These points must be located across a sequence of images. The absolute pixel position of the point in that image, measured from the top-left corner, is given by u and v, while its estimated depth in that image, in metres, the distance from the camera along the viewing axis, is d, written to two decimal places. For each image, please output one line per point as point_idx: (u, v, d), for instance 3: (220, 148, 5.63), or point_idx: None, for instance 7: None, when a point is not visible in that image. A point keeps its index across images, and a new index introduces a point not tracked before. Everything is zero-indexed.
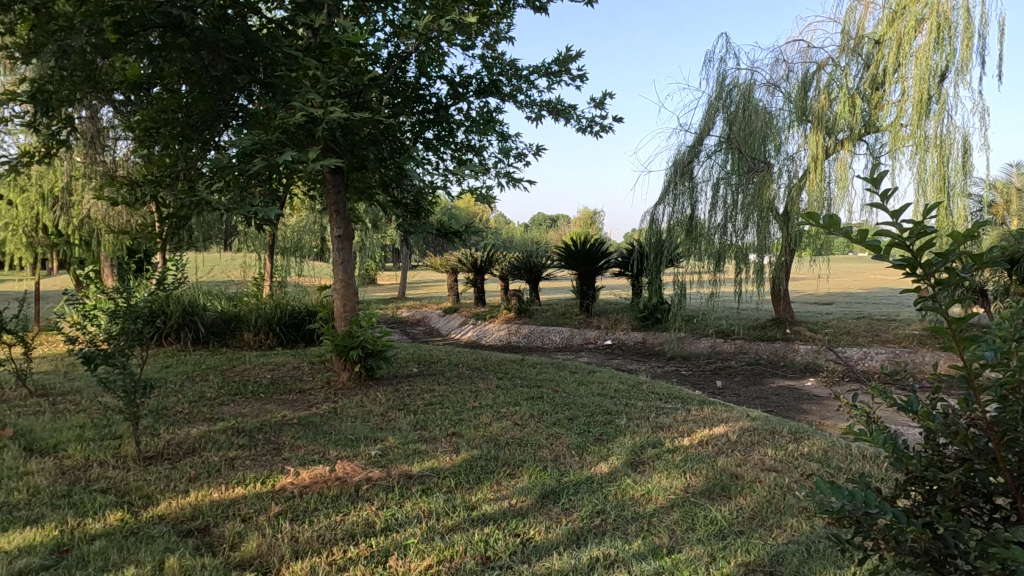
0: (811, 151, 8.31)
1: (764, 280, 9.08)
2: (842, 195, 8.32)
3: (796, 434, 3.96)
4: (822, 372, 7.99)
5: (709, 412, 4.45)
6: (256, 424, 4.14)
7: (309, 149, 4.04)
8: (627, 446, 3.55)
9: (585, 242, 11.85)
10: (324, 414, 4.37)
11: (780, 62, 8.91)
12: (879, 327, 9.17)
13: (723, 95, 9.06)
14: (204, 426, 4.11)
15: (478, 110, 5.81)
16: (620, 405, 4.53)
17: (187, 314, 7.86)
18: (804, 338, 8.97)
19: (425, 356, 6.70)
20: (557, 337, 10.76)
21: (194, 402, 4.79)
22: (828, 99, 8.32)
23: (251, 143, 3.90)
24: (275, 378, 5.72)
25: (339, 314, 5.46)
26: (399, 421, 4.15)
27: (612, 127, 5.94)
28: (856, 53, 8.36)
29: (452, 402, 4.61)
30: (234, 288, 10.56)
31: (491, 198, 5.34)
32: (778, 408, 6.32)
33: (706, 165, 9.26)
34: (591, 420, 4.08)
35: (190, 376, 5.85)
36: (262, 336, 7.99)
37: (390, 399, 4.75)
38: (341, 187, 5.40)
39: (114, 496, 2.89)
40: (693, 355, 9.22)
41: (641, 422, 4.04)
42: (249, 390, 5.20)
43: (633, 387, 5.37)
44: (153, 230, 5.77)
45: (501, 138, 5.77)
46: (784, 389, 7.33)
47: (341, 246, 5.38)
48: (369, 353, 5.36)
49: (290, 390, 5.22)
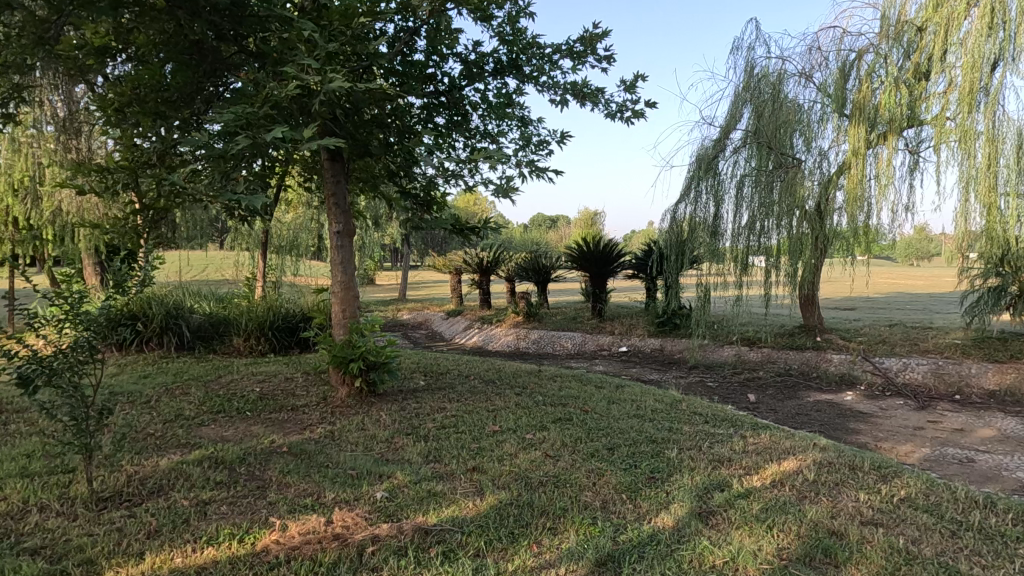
0: (850, 145, 7.67)
1: (795, 284, 8.43)
2: (883, 194, 7.62)
3: (882, 470, 3.33)
4: (861, 386, 7.38)
5: (768, 440, 3.81)
6: (239, 452, 3.49)
7: (304, 127, 3.39)
8: (688, 488, 2.92)
9: (597, 243, 11.20)
10: (320, 440, 3.74)
11: (814, 51, 8.29)
12: (917, 336, 8.55)
13: (752, 86, 8.47)
14: (176, 455, 3.47)
15: (496, 92, 5.18)
16: (664, 431, 3.89)
17: (171, 317, 7.22)
18: (837, 347, 8.36)
19: (432, 366, 6.03)
20: (568, 343, 10.13)
21: (170, 423, 4.14)
22: (869, 89, 7.66)
23: (236, 118, 3.24)
24: (264, 392, 5.07)
25: (337, 320, 4.80)
26: (408, 450, 3.50)
27: (645, 114, 5.32)
28: (897, 40, 7.72)
29: (469, 425, 3.97)
30: (224, 288, 9.91)
31: (510, 189, 4.66)
32: (825, 429, 5.69)
33: (731, 160, 8.64)
34: (635, 452, 3.45)
35: (169, 389, 5.19)
36: (253, 342, 7.31)
37: (397, 420, 4.11)
38: (341, 177, 4.79)
39: (46, 562, 2.24)
40: (716, 364, 8.59)
41: (695, 456, 3.42)
42: (234, 407, 4.55)
43: (671, 405, 4.73)
44: (130, 224, 5.12)
45: (521, 124, 5.12)
46: (824, 404, 6.70)
47: (341, 243, 4.74)
48: (371, 366, 4.70)
49: (281, 407, 4.57)
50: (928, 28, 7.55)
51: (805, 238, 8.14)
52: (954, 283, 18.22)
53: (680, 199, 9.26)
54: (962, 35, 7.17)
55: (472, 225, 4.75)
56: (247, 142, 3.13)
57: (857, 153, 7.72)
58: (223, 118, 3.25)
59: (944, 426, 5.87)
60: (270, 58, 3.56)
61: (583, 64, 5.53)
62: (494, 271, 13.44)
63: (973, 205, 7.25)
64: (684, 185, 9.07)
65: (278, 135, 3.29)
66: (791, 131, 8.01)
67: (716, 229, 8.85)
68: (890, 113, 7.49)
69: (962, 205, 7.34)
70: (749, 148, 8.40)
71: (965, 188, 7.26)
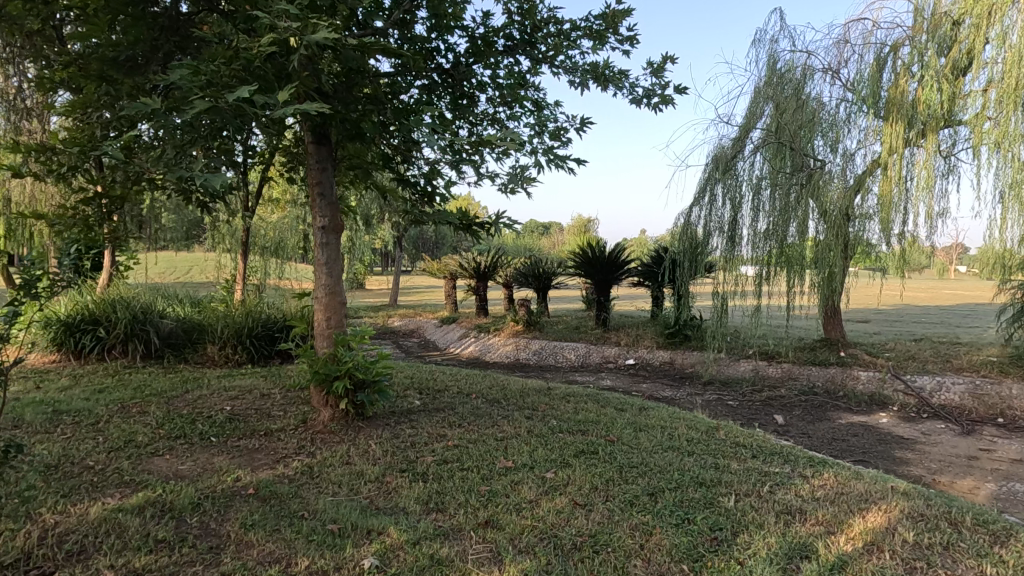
0: (884, 143, 7.03)
1: (818, 296, 7.83)
2: (920, 197, 6.96)
3: (991, 527, 2.68)
4: (894, 407, 6.79)
5: (837, 483, 3.18)
6: (193, 497, 2.81)
7: (278, 90, 2.71)
8: (765, 556, 2.28)
9: (602, 248, 10.49)
10: (296, 479, 3.07)
11: (842, 45, 7.72)
12: (949, 353, 7.96)
13: (775, 82, 7.84)
14: (113, 500, 2.77)
15: (507, 71, 4.53)
16: (710, 470, 3.24)
17: (138, 322, 6.51)
18: (863, 363, 7.76)
19: (428, 383, 5.34)
20: (572, 355, 9.49)
21: (116, 453, 3.43)
22: (905, 83, 7.04)
23: (195, 76, 2.57)
24: (235, 413, 4.38)
25: (320, 331, 4.10)
26: (404, 495, 2.84)
27: (674, 101, 4.70)
28: (933, 33, 7.11)
29: (477, 461, 3.30)
30: (204, 290, 9.23)
31: (524, 177, 3.95)
32: (871, 457, 5.06)
33: (748, 161, 7.95)
34: (684, 501, 2.81)
35: (124, 408, 4.47)
36: (229, 351, 6.62)
37: (389, 452, 3.44)
38: (327, 164, 4.12)
39: None
40: (733, 380, 7.96)
41: (757, 505, 2.78)
42: (198, 432, 3.86)
43: (708, 433, 4.08)
44: (80, 215, 4.37)
45: (535, 108, 4.46)
46: (857, 427, 6.09)
47: (326, 241, 4.08)
48: (359, 385, 4.01)
49: (254, 433, 3.88)
50: (965, 21, 6.96)
51: (830, 246, 7.57)
52: (978, 294, 17.51)
53: (694, 203, 8.58)
54: (1004, 27, 6.55)
55: (482, 221, 4.06)
56: (204, 105, 2.43)
57: (890, 153, 7.07)
58: (177, 76, 2.57)
59: (1000, 456, 5.24)
60: (240, 8, 2.88)
61: (604, 45, 4.90)
62: (492, 277, 12.79)
63: (1015, 212, 6.66)
64: (699, 187, 8.44)
65: (247, 98, 2.60)
66: (813, 130, 7.47)
67: (733, 236, 8.16)
68: (927, 110, 6.86)
69: (1004, 213, 6.73)
70: (769, 148, 7.74)
71: (1008, 193, 6.64)
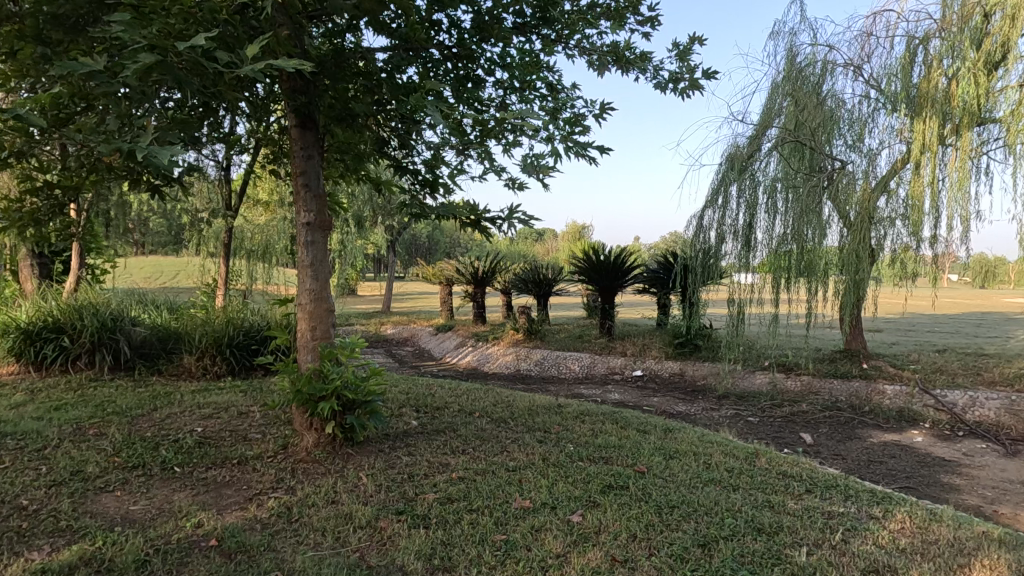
0: (914, 141, 6.47)
1: (841, 305, 7.35)
2: (953, 199, 6.43)
3: None
4: (925, 424, 6.30)
5: (918, 528, 2.67)
6: (140, 551, 2.27)
7: (246, 46, 2.18)
8: None
9: (606, 253, 9.99)
10: (269, 525, 2.53)
11: (866, 37, 7.26)
12: (979, 365, 7.49)
13: (795, 75, 7.36)
14: (37, 556, 2.22)
15: (518, 50, 4.01)
16: (766, 512, 2.73)
17: (107, 330, 5.94)
18: (888, 377, 7.29)
19: (426, 400, 4.80)
20: (575, 366, 8.99)
21: (56, 490, 2.87)
22: (936, 77, 6.54)
23: (143, 26, 2.04)
24: (207, 435, 3.83)
25: (303, 343, 3.56)
26: (401, 548, 2.31)
27: (703, 86, 4.15)
28: (964, 25, 6.58)
29: (487, 500, 2.77)
30: (184, 295, 8.66)
31: (541, 166, 3.41)
32: (919, 483, 4.56)
33: (764, 162, 7.33)
34: (746, 556, 2.30)
35: (77, 430, 3.91)
36: (207, 362, 6.07)
37: (383, 488, 2.90)
38: (312, 151, 3.60)
39: None
40: (750, 394, 7.49)
41: (834, 562, 2.27)
42: (158, 461, 3.30)
43: (748, 460, 3.57)
44: (26, 208, 3.81)
45: (550, 92, 3.95)
46: (892, 446, 5.60)
47: (311, 239, 3.55)
48: (348, 407, 3.47)
49: (225, 462, 3.33)
50: (997, 13, 6.42)
51: (859, 254, 7.02)
52: (993, 305, 17.07)
53: (707, 204, 8.04)
54: None
55: (491, 217, 3.52)
56: (150, 58, 1.90)
57: (922, 150, 6.54)
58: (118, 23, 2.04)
59: None
60: None
61: (624, 24, 4.39)
62: (490, 282, 12.32)
63: None
64: (713, 188, 7.92)
65: (208, 52, 2.08)
66: (832, 130, 7.06)
67: (748, 240, 7.56)
68: (962, 106, 6.34)
69: None
70: (786, 148, 7.17)
71: None
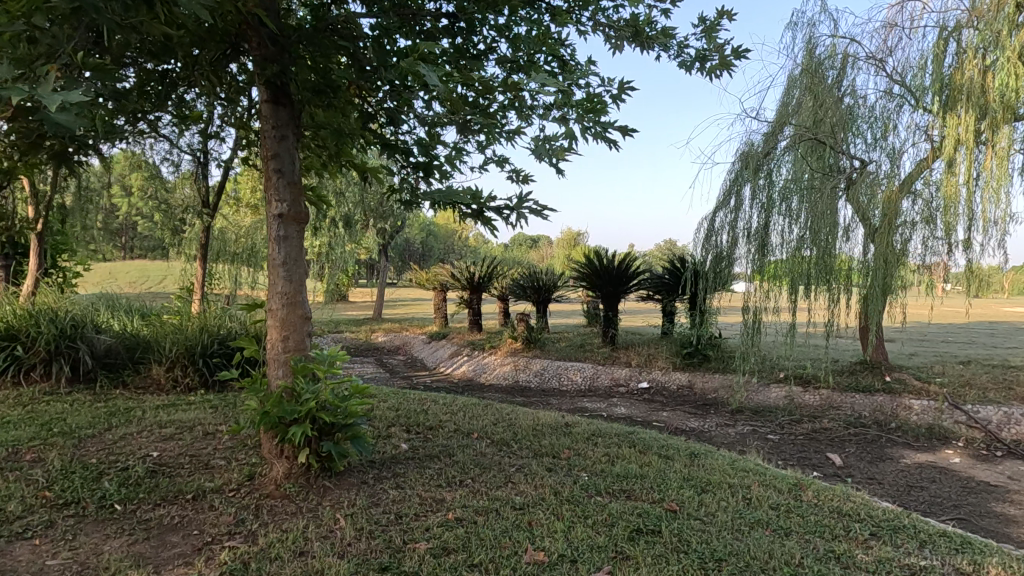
0: (947, 136, 5.99)
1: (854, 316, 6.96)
2: (988, 199, 5.95)
3: None
4: (959, 442, 5.81)
5: None
6: None
7: None
8: None
9: (609, 257, 9.49)
10: None
11: (890, 30, 6.81)
12: (1009, 379, 7.01)
13: (813, 69, 6.84)
14: None
15: (526, 22, 3.50)
16: (832, 568, 2.22)
17: (67, 338, 5.40)
18: (914, 390, 6.80)
19: (418, 419, 4.29)
20: (577, 377, 8.48)
21: None
22: (970, 69, 6.07)
23: None
24: (162, 462, 3.29)
25: (273, 356, 3.04)
26: None
27: (735, 65, 3.64)
28: (996, 15, 6.14)
29: (491, 551, 2.26)
30: (160, 301, 8.13)
31: (557, 149, 2.85)
32: (971, 512, 4.07)
33: (778, 162, 6.74)
34: None
35: (10, 455, 3.36)
36: (177, 372, 5.54)
37: (363, 535, 2.38)
38: (286, 131, 3.08)
39: None
40: (765, 408, 7.00)
41: None
42: (97, 497, 2.76)
43: (794, 495, 3.06)
44: None
45: (563, 69, 3.44)
46: (928, 468, 5.11)
47: (285, 234, 3.03)
48: (325, 431, 2.95)
49: (178, 497, 2.80)
50: None
51: (877, 260, 6.64)
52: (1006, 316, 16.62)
53: (718, 206, 7.39)
54: None
55: (496, 208, 2.99)
56: None
57: (955, 146, 6.05)
58: None
59: None
60: None
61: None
62: (486, 288, 11.80)
63: None
64: (724, 188, 7.32)
65: None
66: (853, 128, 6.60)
67: (763, 243, 6.89)
68: (999, 98, 5.87)
69: None
70: (802, 147, 6.54)
71: None
